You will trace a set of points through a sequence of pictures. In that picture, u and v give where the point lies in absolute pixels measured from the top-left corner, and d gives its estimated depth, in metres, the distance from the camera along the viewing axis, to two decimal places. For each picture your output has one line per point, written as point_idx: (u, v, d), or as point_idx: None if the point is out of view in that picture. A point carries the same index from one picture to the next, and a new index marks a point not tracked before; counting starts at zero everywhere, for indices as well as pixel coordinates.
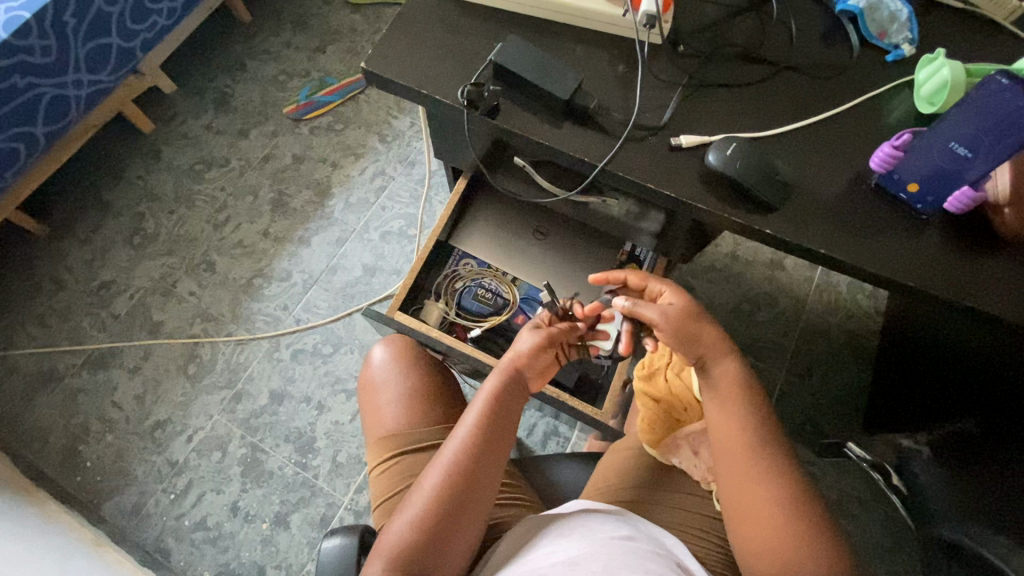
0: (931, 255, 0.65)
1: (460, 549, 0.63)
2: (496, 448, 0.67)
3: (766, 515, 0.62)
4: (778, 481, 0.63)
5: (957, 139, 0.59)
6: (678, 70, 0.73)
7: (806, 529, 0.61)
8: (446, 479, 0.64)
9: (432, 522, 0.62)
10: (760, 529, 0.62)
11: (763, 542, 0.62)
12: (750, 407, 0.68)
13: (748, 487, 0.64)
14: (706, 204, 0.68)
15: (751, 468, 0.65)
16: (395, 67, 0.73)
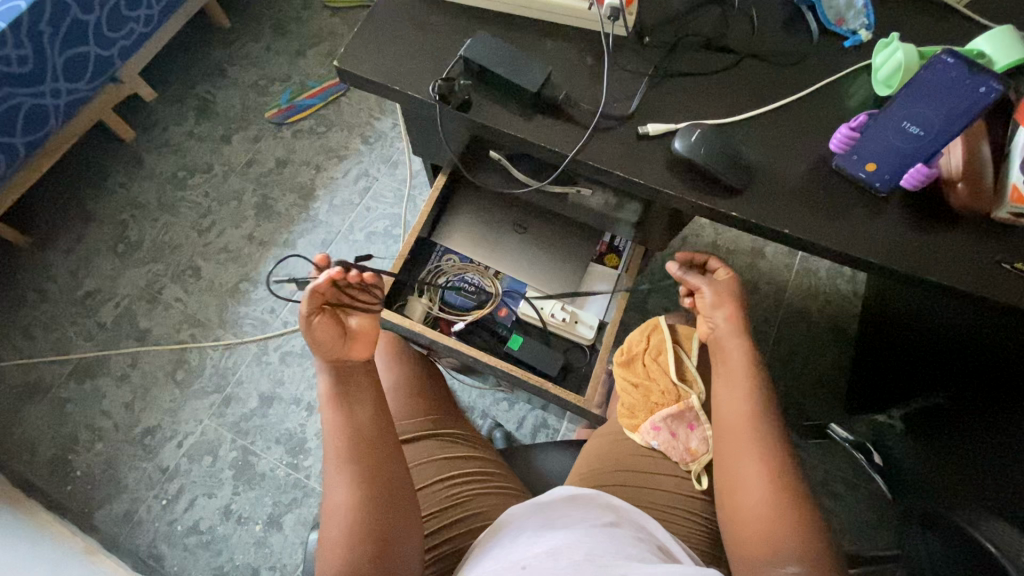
0: (892, 230, 0.67)
1: (398, 547, 0.62)
2: (370, 428, 0.66)
3: (751, 485, 0.64)
4: (774, 459, 0.65)
5: (910, 118, 0.62)
6: (644, 61, 0.75)
7: (795, 507, 0.63)
8: (346, 485, 0.63)
9: (356, 532, 0.61)
10: (744, 499, 0.65)
11: (746, 512, 0.64)
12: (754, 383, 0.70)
13: (743, 463, 0.66)
14: (673, 189, 0.70)
15: (746, 441, 0.67)
16: (367, 66, 0.74)
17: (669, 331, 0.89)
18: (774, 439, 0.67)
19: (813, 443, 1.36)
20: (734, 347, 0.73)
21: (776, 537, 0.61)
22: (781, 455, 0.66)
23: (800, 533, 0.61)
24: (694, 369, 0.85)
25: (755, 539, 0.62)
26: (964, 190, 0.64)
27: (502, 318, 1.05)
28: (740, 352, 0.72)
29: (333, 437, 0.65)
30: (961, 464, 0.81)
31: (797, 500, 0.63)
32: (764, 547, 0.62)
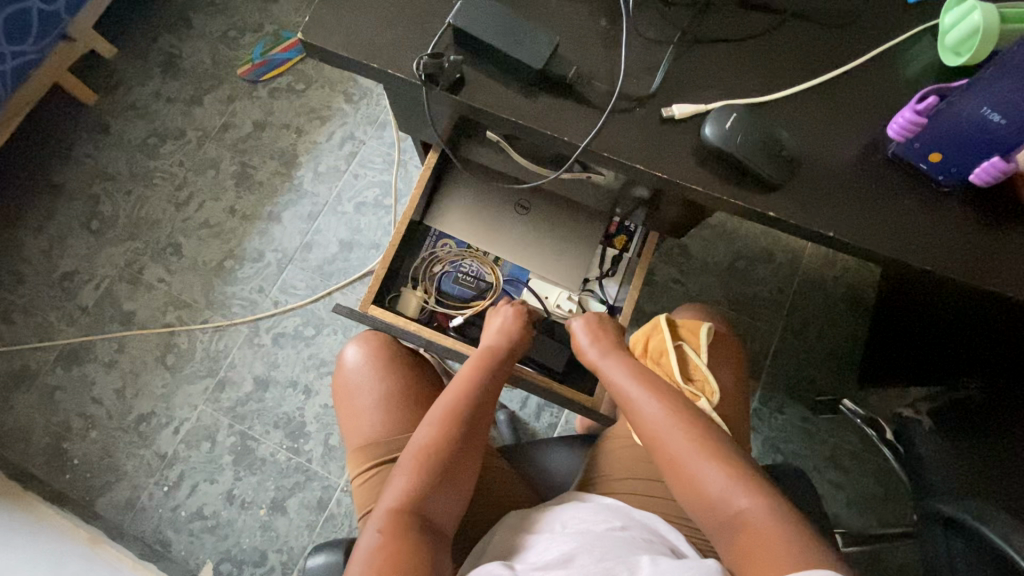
0: (946, 230, 0.59)
1: (450, 504, 0.64)
2: (480, 414, 0.71)
3: (684, 458, 0.65)
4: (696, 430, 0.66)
5: (991, 105, 0.50)
6: (669, 26, 0.63)
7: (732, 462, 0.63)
8: (435, 439, 0.66)
9: (430, 467, 0.64)
10: (689, 475, 0.64)
11: (694, 487, 0.63)
12: (637, 374, 0.74)
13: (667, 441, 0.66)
14: (701, 184, 0.60)
15: (655, 420, 0.68)
16: (338, 37, 0.62)
17: (670, 330, 0.85)
18: (680, 405, 0.69)
19: (824, 417, 1.33)
20: (613, 358, 0.77)
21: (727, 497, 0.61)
22: (690, 413, 0.68)
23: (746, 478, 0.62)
24: (702, 366, 0.81)
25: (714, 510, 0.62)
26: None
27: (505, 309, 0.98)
28: (620, 364, 0.76)
29: (454, 393, 0.71)
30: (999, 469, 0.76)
31: (721, 450, 0.64)
32: (724, 509, 0.61)
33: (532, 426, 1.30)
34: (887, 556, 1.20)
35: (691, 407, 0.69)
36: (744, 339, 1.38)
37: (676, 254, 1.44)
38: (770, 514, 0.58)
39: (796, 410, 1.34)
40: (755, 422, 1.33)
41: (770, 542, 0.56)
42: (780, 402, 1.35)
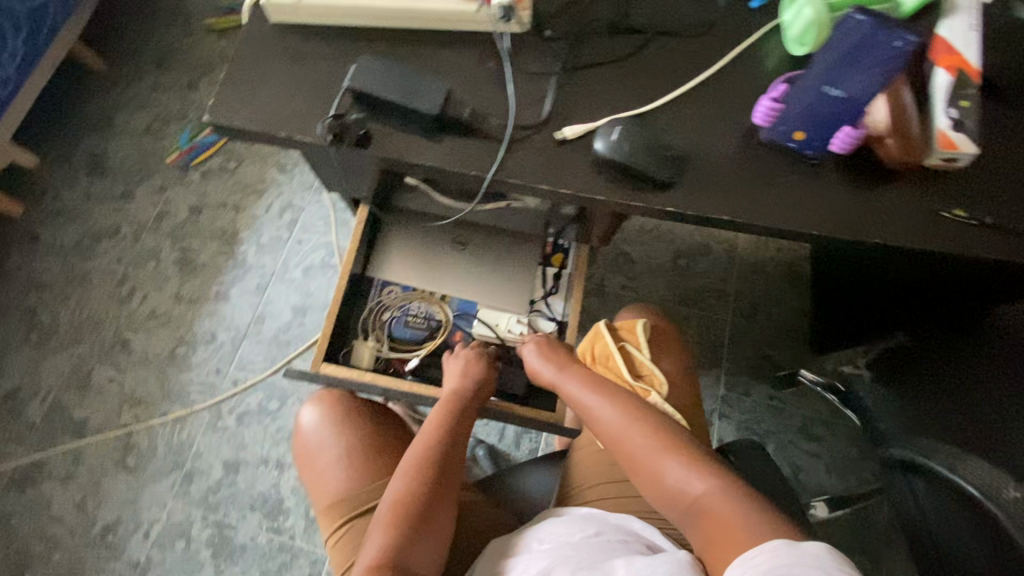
0: (826, 197, 0.65)
1: (427, 552, 0.64)
2: (450, 461, 0.71)
3: (649, 459, 0.67)
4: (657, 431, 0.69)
5: (827, 83, 0.58)
6: (550, 58, 0.69)
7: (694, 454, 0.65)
8: (407, 489, 0.67)
9: (403, 518, 0.65)
10: (656, 474, 0.66)
11: (663, 485, 0.65)
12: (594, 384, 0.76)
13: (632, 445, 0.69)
14: (602, 192, 0.65)
15: (619, 427, 0.71)
16: (241, 113, 0.65)
17: (611, 334, 0.89)
18: (639, 408, 0.71)
19: (788, 391, 1.38)
20: (570, 373, 0.79)
21: (691, 486, 0.63)
22: (650, 415, 0.70)
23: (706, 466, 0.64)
24: (647, 361, 0.85)
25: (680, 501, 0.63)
26: (895, 142, 0.61)
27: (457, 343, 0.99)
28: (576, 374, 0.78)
29: (422, 442, 0.71)
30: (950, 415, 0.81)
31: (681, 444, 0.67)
32: (688, 498, 0.63)
33: (514, 456, 1.30)
34: (871, 512, 1.24)
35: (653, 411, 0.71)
36: (699, 331, 1.43)
37: (621, 262, 1.49)
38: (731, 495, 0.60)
39: (761, 390, 1.39)
40: (726, 409, 1.37)
41: (733, 521, 0.57)
42: (745, 386, 1.39)
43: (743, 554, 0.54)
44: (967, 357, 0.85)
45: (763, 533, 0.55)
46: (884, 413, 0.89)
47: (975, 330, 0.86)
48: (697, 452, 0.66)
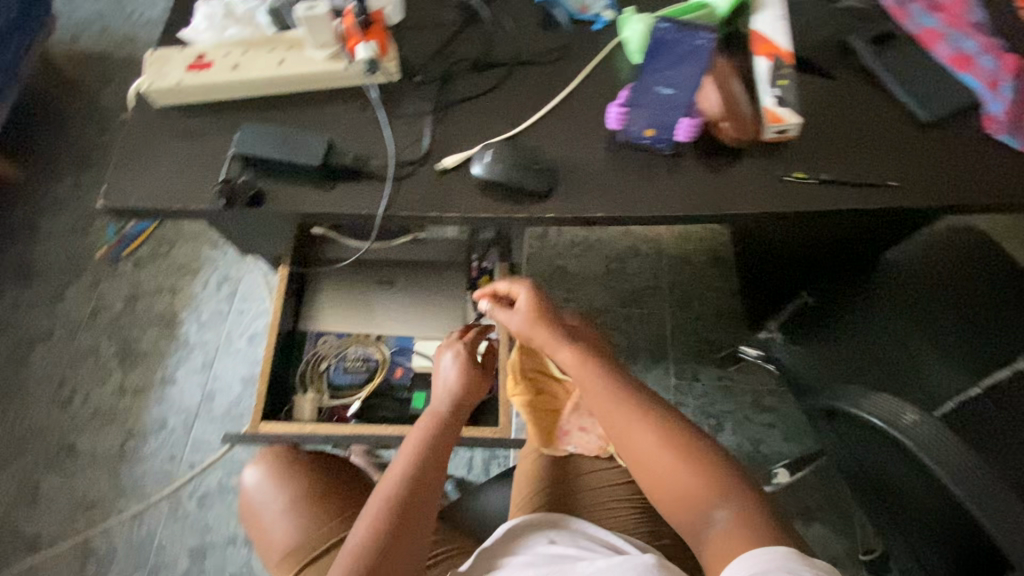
0: (689, 179, 0.71)
1: None
2: (429, 491, 0.66)
3: (653, 458, 0.64)
4: (663, 429, 0.65)
5: (657, 87, 0.68)
6: (423, 99, 0.75)
7: (701, 458, 0.63)
8: (378, 526, 0.62)
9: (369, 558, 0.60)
10: (658, 473, 0.63)
11: (664, 485, 0.63)
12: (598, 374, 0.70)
13: (634, 440, 0.65)
14: (488, 210, 0.70)
15: (622, 422, 0.67)
16: (137, 194, 0.69)
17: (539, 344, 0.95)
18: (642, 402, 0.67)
19: (734, 369, 1.44)
20: (568, 355, 0.73)
21: (694, 491, 0.61)
22: (656, 412, 0.66)
23: (710, 472, 0.62)
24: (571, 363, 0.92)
25: (675, 501, 0.62)
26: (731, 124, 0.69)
27: (399, 379, 1.02)
28: (570, 357, 0.72)
29: (399, 472, 0.67)
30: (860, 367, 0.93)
31: (686, 445, 0.64)
32: (684, 501, 0.62)
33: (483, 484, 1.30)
34: (829, 470, 1.29)
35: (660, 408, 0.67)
36: (642, 328, 1.49)
37: (558, 276, 1.55)
38: (729, 503, 0.59)
39: (710, 373, 1.44)
40: (680, 398, 1.42)
41: (731, 531, 0.57)
42: (694, 372, 1.45)
43: (739, 556, 0.54)
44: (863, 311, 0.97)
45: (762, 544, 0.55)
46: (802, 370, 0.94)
47: (864, 286, 0.99)
48: (701, 452, 0.63)
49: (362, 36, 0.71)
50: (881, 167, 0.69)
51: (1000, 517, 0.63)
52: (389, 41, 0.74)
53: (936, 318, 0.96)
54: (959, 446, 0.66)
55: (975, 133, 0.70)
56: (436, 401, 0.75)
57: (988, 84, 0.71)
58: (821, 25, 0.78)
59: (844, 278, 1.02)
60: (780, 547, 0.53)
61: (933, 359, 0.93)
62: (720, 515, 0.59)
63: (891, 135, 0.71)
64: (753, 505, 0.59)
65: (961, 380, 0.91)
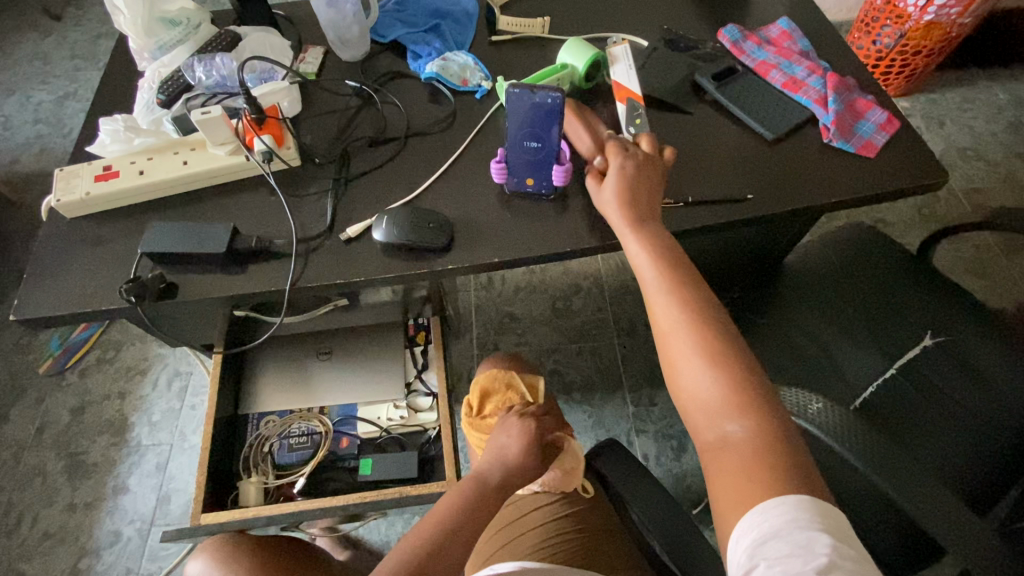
0: (575, 217, 0.77)
1: None
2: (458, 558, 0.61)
3: (681, 358, 0.58)
4: (707, 340, 0.58)
5: (523, 139, 0.75)
6: (324, 178, 0.81)
7: (740, 376, 0.55)
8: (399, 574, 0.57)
9: None
10: (682, 377, 0.58)
11: (687, 393, 0.58)
12: (672, 273, 0.62)
13: (670, 344, 0.59)
14: (392, 271, 0.75)
15: (667, 320, 0.60)
16: (49, 304, 0.71)
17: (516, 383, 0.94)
18: (704, 320, 0.59)
19: None
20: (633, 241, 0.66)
21: (716, 400, 0.55)
22: (712, 322, 0.59)
23: (740, 389, 0.55)
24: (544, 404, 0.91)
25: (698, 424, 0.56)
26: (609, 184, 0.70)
27: (344, 449, 1.03)
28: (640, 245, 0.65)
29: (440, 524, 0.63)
30: (784, 366, 0.96)
31: (725, 357, 0.56)
32: (708, 418, 0.55)
33: None
34: None
35: (717, 322, 0.59)
36: (594, 361, 1.51)
37: (507, 323, 1.57)
38: (757, 435, 0.53)
39: (665, 395, 1.46)
40: (640, 425, 1.42)
41: (741, 462, 0.52)
42: (650, 396, 1.46)
43: (753, 507, 0.48)
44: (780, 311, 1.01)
45: (775, 482, 0.49)
46: None
47: (773, 288, 1.03)
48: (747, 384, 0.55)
49: (257, 130, 0.79)
50: (739, 183, 0.78)
51: (917, 500, 0.66)
52: (284, 130, 0.80)
53: (843, 307, 1.00)
54: (868, 434, 0.69)
55: (815, 144, 0.80)
56: (491, 465, 0.74)
57: (818, 101, 0.81)
58: (675, 67, 0.88)
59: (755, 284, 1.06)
60: (796, 495, 0.48)
61: (846, 348, 0.96)
62: (736, 436, 0.53)
63: (740, 155, 0.80)
64: (794, 453, 0.52)
65: (876, 364, 0.95)
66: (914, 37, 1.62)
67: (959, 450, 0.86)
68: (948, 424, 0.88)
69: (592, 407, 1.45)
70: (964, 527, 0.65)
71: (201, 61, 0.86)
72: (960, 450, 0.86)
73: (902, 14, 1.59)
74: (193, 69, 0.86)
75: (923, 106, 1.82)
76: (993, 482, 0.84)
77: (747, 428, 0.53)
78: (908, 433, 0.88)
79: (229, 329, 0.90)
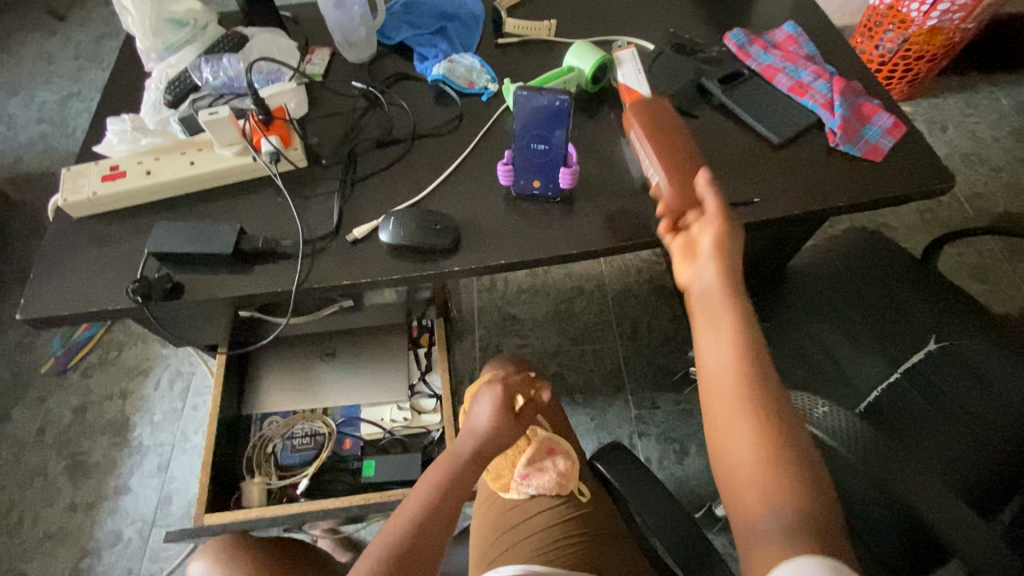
0: (581, 219, 0.77)
1: None
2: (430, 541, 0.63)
3: (726, 408, 0.51)
4: (754, 393, 0.50)
5: (530, 140, 0.75)
6: (331, 180, 0.81)
7: (787, 442, 0.48)
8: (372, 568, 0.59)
9: None
10: (719, 434, 0.51)
11: (723, 452, 0.50)
12: (734, 309, 0.55)
13: (716, 391, 0.52)
14: (399, 271, 0.75)
15: (717, 366, 0.53)
16: (55, 303, 0.71)
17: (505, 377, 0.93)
18: (755, 373, 0.52)
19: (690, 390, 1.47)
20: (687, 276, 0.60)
21: (756, 466, 0.48)
22: (764, 377, 0.51)
23: (789, 460, 0.47)
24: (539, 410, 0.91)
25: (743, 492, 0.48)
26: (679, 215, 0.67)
27: (348, 450, 1.04)
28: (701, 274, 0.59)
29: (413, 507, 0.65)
30: (787, 369, 0.96)
31: (775, 416, 0.49)
32: (746, 487, 0.48)
33: None
34: None
35: (770, 379, 0.51)
36: (597, 364, 1.51)
37: (509, 325, 1.57)
38: (799, 512, 0.45)
39: (667, 398, 1.46)
40: (643, 428, 1.42)
41: (774, 538, 0.44)
42: (652, 399, 1.46)
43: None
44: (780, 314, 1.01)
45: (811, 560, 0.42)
46: None
47: (775, 291, 1.03)
48: (792, 458, 0.47)
49: (264, 130, 0.79)
50: (746, 187, 0.78)
51: (925, 506, 0.66)
52: (292, 131, 0.81)
53: (846, 312, 1.00)
54: (873, 438, 0.69)
55: (821, 148, 0.80)
56: (467, 440, 0.71)
57: (825, 105, 0.81)
58: (681, 71, 0.89)
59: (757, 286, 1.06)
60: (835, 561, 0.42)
61: (850, 352, 0.96)
62: (775, 513, 0.45)
63: (747, 159, 0.80)
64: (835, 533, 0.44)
65: (881, 369, 0.94)
66: (917, 41, 1.62)
67: (965, 455, 0.86)
68: (953, 428, 0.88)
69: (594, 410, 1.45)
70: (970, 532, 0.65)
71: (209, 62, 0.87)
72: (966, 454, 0.86)
73: (905, 19, 1.60)
74: (200, 70, 0.87)
75: (926, 111, 1.82)
76: (999, 487, 0.84)
77: (791, 506, 0.45)
78: (914, 438, 0.88)
79: (234, 330, 0.90)
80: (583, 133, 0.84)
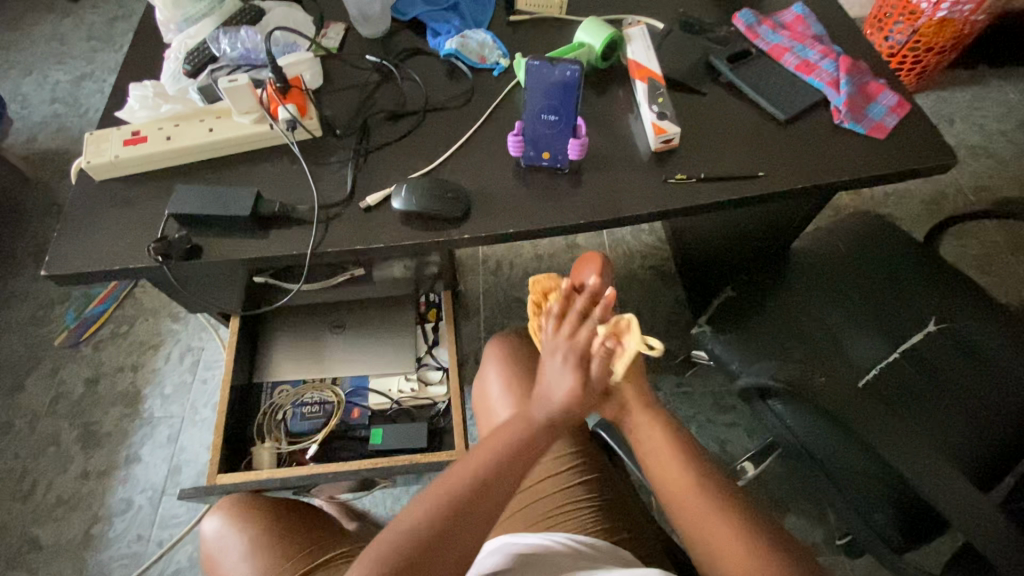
0: (589, 190, 0.79)
1: (462, 549, 0.56)
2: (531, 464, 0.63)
3: (695, 508, 0.64)
4: (710, 494, 0.64)
5: (541, 112, 0.77)
6: (345, 149, 0.83)
7: (752, 529, 0.61)
8: (480, 476, 0.60)
9: (464, 493, 0.58)
10: (700, 530, 0.62)
11: (711, 546, 0.61)
12: (658, 425, 0.72)
13: (681, 493, 0.65)
14: (411, 238, 0.77)
15: (671, 478, 0.67)
16: (79, 261, 0.74)
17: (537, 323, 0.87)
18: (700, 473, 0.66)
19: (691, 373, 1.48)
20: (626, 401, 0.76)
21: (735, 555, 0.59)
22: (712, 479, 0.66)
23: (758, 546, 0.59)
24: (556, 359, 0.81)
25: (728, 563, 0.59)
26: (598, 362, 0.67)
27: (356, 419, 1.06)
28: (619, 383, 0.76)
29: (525, 426, 0.65)
30: (790, 347, 0.97)
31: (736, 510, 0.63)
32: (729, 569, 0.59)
33: None
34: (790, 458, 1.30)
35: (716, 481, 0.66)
36: None
37: (514, 307, 1.58)
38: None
39: (669, 380, 1.42)
40: None
41: None
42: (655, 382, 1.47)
43: None
44: (782, 294, 1.02)
45: None
46: (732, 355, 0.98)
47: (778, 272, 1.05)
48: (756, 527, 0.61)
49: (281, 99, 0.81)
50: (751, 162, 0.79)
51: (927, 475, 0.66)
52: (307, 101, 0.82)
53: (847, 292, 1.01)
54: (864, 406, 0.71)
55: (826, 125, 0.82)
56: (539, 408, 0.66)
57: (830, 83, 0.83)
58: (690, 50, 0.90)
59: (762, 267, 1.07)
60: None
61: (850, 332, 0.98)
62: None
63: (753, 135, 0.82)
64: None
65: (880, 347, 0.96)
66: (926, 33, 1.62)
67: (958, 432, 0.88)
68: (951, 406, 0.90)
69: None
70: (969, 499, 0.65)
71: (227, 33, 0.88)
72: (960, 430, 0.88)
73: (915, 10, 1.60)
74: (218, 41, 0.88)
75: (933, 103, 1.82)
76: (990, 463, 0.86)
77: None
78: (911, 413, 0.90)
79: (247, 296, 0.92)
80: (593, 107, 0.86)
